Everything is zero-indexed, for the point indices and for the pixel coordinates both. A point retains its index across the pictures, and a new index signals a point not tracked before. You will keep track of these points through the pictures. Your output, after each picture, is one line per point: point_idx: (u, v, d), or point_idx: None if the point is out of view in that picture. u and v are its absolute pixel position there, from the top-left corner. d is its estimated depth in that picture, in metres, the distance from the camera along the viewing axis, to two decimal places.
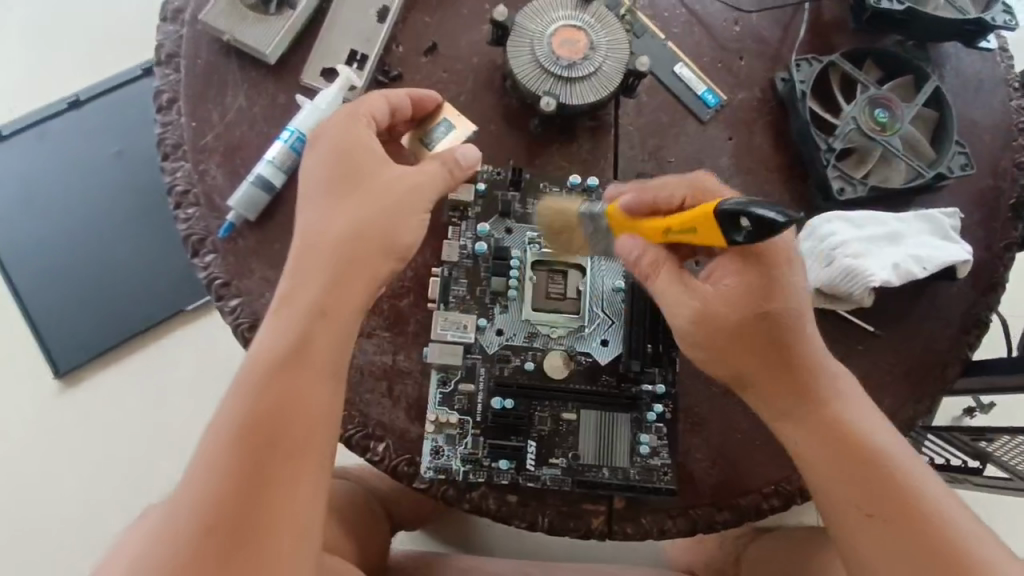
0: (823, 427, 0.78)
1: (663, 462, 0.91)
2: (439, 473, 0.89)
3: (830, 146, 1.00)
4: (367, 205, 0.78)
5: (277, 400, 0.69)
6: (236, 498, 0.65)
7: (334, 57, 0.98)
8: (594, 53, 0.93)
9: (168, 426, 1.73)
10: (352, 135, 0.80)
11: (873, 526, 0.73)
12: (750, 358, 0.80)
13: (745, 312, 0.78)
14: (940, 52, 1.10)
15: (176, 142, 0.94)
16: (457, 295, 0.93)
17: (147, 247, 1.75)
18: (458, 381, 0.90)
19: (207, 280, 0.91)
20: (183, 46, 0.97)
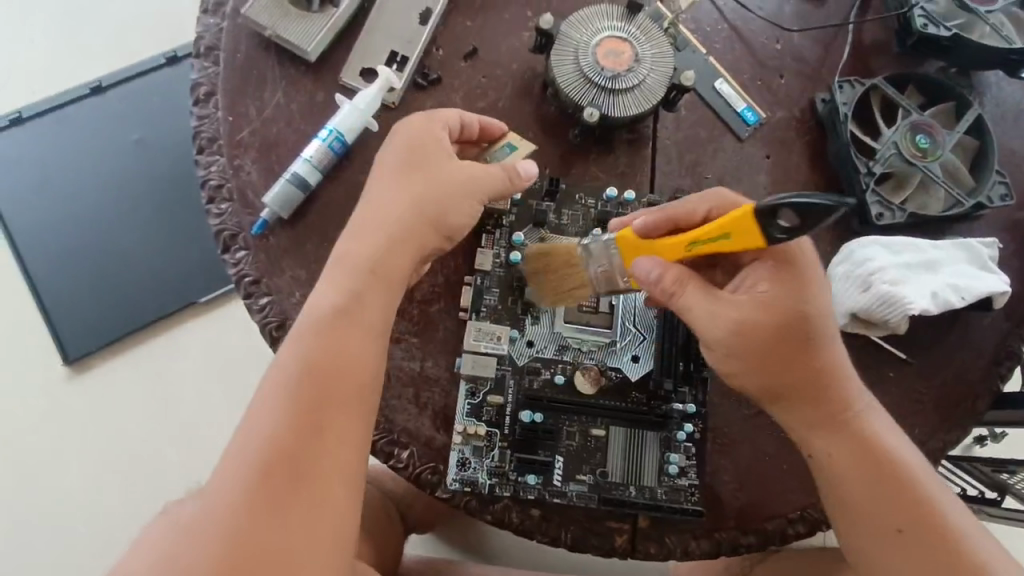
0: (851, 440, 0.78)
1: (690, 482, 0.90)
2: (465, 485, 0.87)
3: (870, 170, 0.99)
4: (428, 183, 0.83)
5: (328, 355, 0.73)
6: (291, 443, 0.68)
7: (375, 58, 0.97)
8: (639, 65, 0.92)
9: (175, 418, 1.71)
10: (427, 128, 0.85)
11: (897, 543, 0.73)
12: (784, 369, 0.77)
13: (787, 318, 0.77)
14: (981, 80, 1.09)
15: (212, 136, 0.93)
16: (488, 304, 0.92)
17: (164, 238, 1.74)
18: (487, 393, 0.89)
19: (237, 277, 0.89)
20: (223, 39, 0.96)
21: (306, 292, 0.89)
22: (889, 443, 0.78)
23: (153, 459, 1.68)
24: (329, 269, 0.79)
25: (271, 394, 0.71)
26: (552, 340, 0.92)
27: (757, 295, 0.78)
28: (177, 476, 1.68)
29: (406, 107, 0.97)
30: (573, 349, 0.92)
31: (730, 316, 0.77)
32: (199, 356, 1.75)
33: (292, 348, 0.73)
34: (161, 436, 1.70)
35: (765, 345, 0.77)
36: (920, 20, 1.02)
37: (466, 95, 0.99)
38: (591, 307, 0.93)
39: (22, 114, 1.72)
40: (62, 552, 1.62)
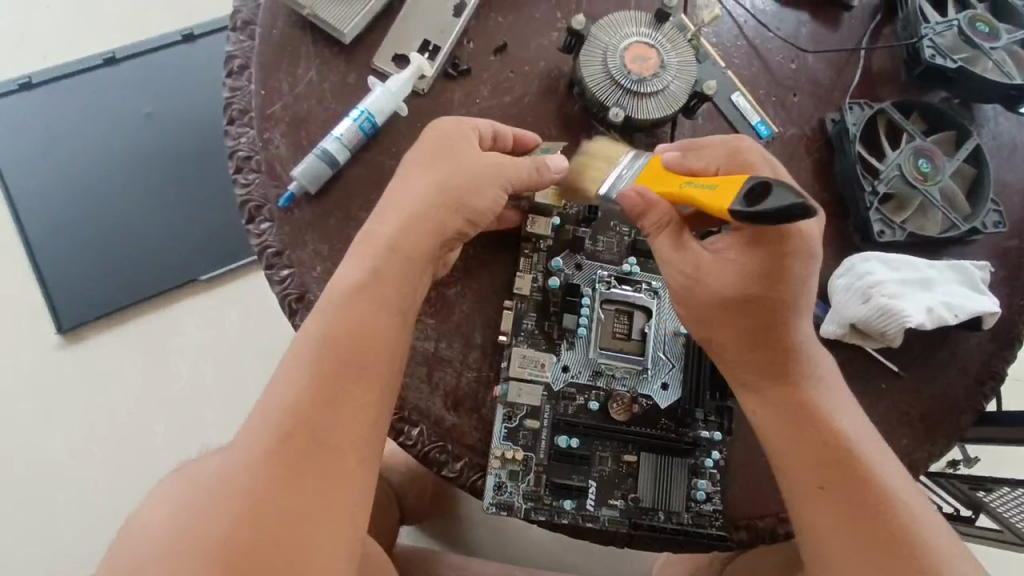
0: (786, 402, 0.82)
1: (714, 508, 0.92)
2: (502, 509, 0.88)
3: (874, 189, 1.03)
4: (453, 172, 0.86)
5: (350, 329, 0.75)
6: (309, 411, 0.69)
7: (408, 45, 0.99)
8: (664, 72, 0.96)
9: (165, 394, 1.69)
10: (451, 128, 0.89)
11: (819, 497, 0.77)
12: (724, 325, 0.83)
13: (740, 280, 0.80)
14: (980, 113, 1.14)
15: (244, 108, 0.94)
16: (526, 329, 0.93)
17: (167, 212, 1.73)
18: (524, 417, 0.90)
19: (260, 248, 0.91)
20: (260, 15, 0.98)
21: (327, 266, 0.91)
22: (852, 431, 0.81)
23: (139, 430, 1.67)
24: (353, 250, 0.82)
25: (293, 365, 0.72)
26: (587, 366, 0.92)
27: (724, 253, 0.82)
28: (162, 450, 1.66)
29: (435, 95, 1.00)
30: (606, 375, 0.93)
31: (692, 266, 0.83)
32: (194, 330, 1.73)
33: (313, 322, 0.76)
34: (150, 409, 1.68)
35: (713, 303, 0.82)
36: (928, 51, 1.07)
37: (494, 88, 1.02)
38: (624, 333, 0.93)
39: (31, 79, 1.71)
40: (39, 520, 1.60)
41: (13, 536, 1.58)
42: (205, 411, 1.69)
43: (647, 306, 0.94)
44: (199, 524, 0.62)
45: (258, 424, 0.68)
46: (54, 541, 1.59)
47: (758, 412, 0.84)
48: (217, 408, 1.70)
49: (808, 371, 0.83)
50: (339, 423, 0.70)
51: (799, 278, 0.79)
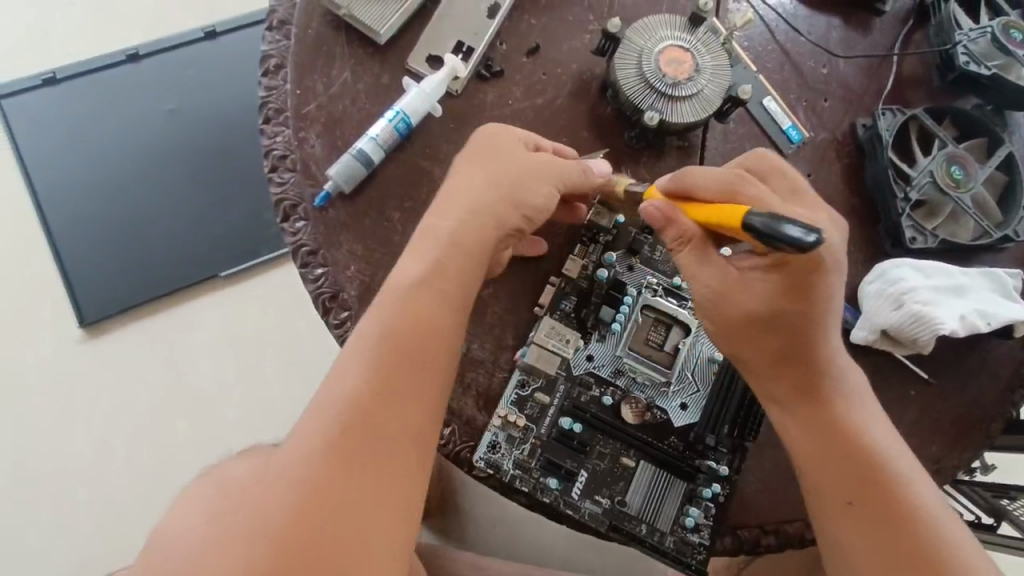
0: (817, 419, 0.81)
1: (700, 540, 0.89)
2: (490, 467, 0.89)
3: (906, 196, 1.03)
4: (504, 168, 0.86)
5: (411, 322, 0.75)
6: (373, 403, 0.69)
7: (442, 46, 1.00)
8: (698, 75, 0.96)
9: (184, 390, 1.70)
10: (499, 132, 0.90)
11: (850, 514, 0.76)
12: (755, 341, 0.82)
13: (762, 298, 0.80)
14: (1013, 120, 1.14)
15: (279, 107, 0.95)
16: (563, 309, 0.94)
17: (190, 208, 1.74)
18: (537, 388, 0.91)
19: (294, 246, 0.91)
20: (296, 15, 0.98)
21: (360, 266, 0.91)
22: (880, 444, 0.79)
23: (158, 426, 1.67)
24: (412, 246, 0.82)
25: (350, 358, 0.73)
26: (610, 362, 0.92)
27: (749, 270, 0.82)
28: (180, 445, 1.67)
29: (469, 96, 1.00)
30: (628, 375, 0.92)
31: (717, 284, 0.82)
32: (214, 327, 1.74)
33: (370, 318, 0.76)
34: (168, 404, 1.69)
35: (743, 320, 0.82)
36: (962, 58, 1.07)
37: (526, 90, 1.03)
38: (656, 341, 0.92)
39: (55, 75, 1.72)
40: (57, 515, 1.61)
41: (32, 528, 1.60)
42: (222, 407, 1.70)
43: (688, 323, 0.93)
44: (258, 512, 0.62)
45: (314, 414, 0.69)
46: (73, 535, 1.60)
47: (786, 428, 0.83)
48: (235, 404, 1.70)
49: (840, 386, 0.82)
50: (400, 417, 0.70)
51: (824, 294, 0.78)
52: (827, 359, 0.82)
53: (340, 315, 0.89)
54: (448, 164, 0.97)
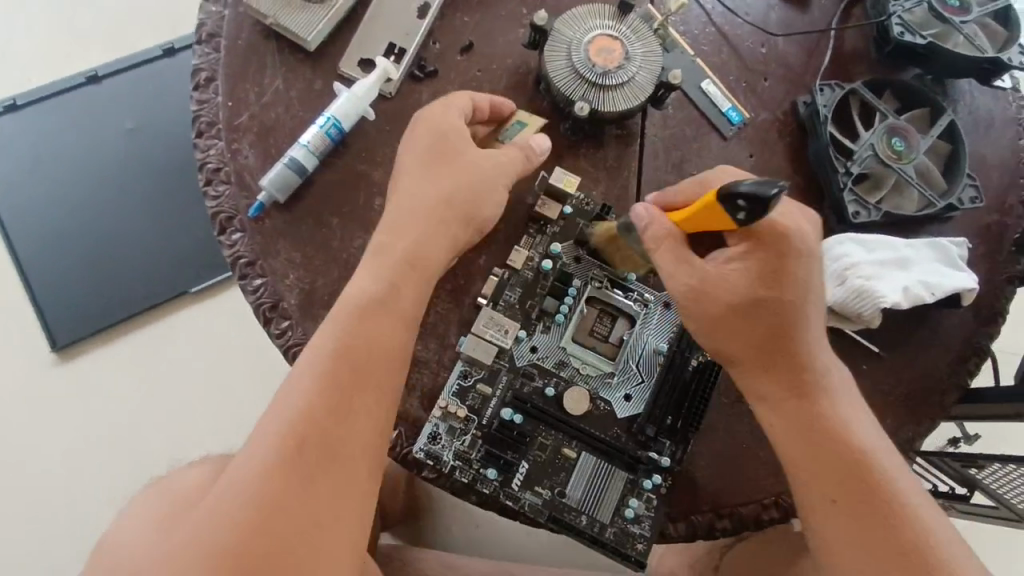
0: (805, 416, 0.81)
1: (642, 531, 0.89)
2: (430, 459, 0.89)
3: (848, 170, 1.03)
4: (456, 178, 0.87)
5: (368, 340, 0.78)
6: (328, 421, 0.73)
7: (374, 49, 1.00)
8: (628, 63, 0.96)
9: (160, 406, 1.70)
10: (446, 121, 0.88)
11: (838, 512, 0.77)
12: (743, 337, 0.82)
13: (744, 292, 0.81)
14: (956, 88, 1.14)
15: (211, 120, 0.95)
16: (507, 300, 0.94)
17: (157, 226, 1.74)
18: (479, 379, 0.91)
19: (232, 258, 0.91)
20: (225, 27, 0.98)
21: (299, 274, 0.91)
22: (864, 437, 0.80)
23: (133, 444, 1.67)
24: (363, 264, 0.85)
25: (303, 371, 0.75)
26: (555, 353, 0.93)
27: (725, 264, 0.82)
28: (157, 461, 1.68)
29: (403, 98, 1.00)
30: (572, 366, 0.93)
31: (691, 280, 0.82)
32: (185, 341, 1.73)
33: (325, 334, 0.78)
34: (143, 421, 1.69)
35: (730, 314, 0.82)
36: (896, 29, 1.06)
37: (462, 87, 1.02)
38: (602, 334, 0.94)
39: (15, 101, 1.72)
40: (38, 538, 1.61)
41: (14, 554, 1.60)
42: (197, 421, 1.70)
43: (631, 314, 0.95)
44: (203, 535, 0.66)
45: (269, 424, 0.72)
46: (56, 557, 1.61)
47: (775, 426, 0.83)
48: (209, 416, 1.71)
49: (826, 382, 0.83)
50: (354, 435, 0.74)
51: (800, 278, 0.81)
52: (811, 352, 0.82)
53: (281, 324, 0.90)
54: (385, 167, 0.97)
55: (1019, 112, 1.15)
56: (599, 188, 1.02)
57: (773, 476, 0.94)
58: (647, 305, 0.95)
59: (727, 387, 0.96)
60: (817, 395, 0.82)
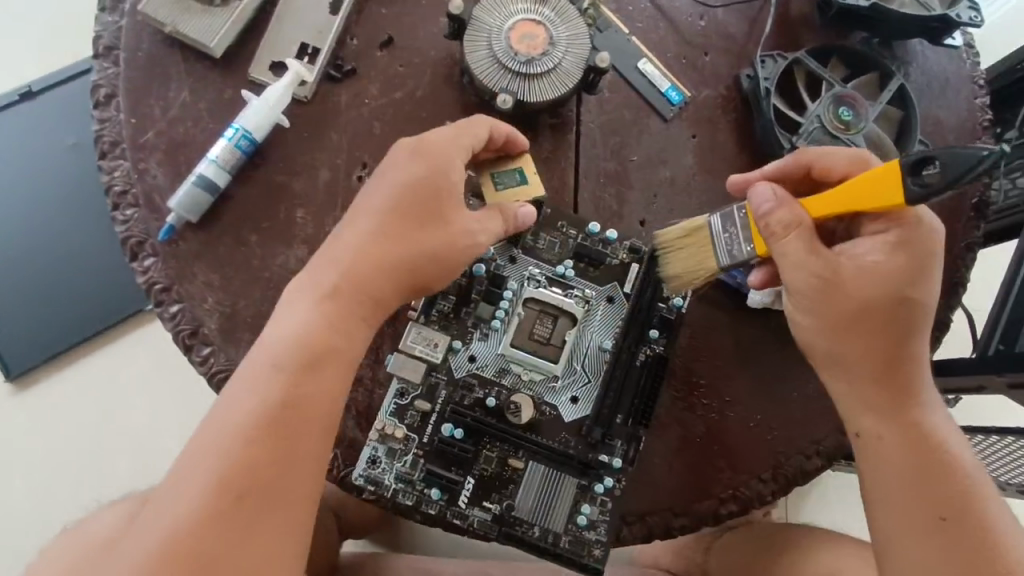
0: (915, 429, 0.77)
1: (597, 537, 0.87)
2: (370, 484, 0.86)
3: (793, 145, 0.98)
4: (414, 216, 0.78)
5: (300, 378, 0.70)
6: (255, 464, 0.66)
7: (285, 51, 0.94)
8: (553, 49, 0.90)
9: (67, 445, 1.42)
10: (442, 148, 0.80)
11: (945, 531, 0.72)
12: (863, 341, 0.77)
13: (886, 292, 0.77)
14: (907, 49, 1.08)
15: (114, 139, 0.90)
16: (441, 310, 0.90)
17: (88, 261, 1.44)
18: (417, 396, 0.87)
19: (146, 285, 0.87)
20: (122, 38, 0.92)
21: (219, 296, 0.87)
22: (965, 457, 0.77)
23: (38, 498, 1.39)
24: (291, 292, 0.76)
25: (227, 410, 0.69)
26: (494, 361, 0.89)
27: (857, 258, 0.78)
28: (66, 512, 1.39)
29: (320, 101, 0.94)
30: (513, 373, 0.89)
31: (816, 271, 0.76)
32: (90, 372, 1.44)
33: (252, 372, 0.70)
34: (46, 463, 1.41)
35: (851, 318, 0.77)
36: None
37: (383, 85, 0.97)
38: (543, 336, 0.89)
39: None
40: None
41: None
42: (111, 466, 1.42)
43: (572, 312, 0.90)
44: None
45: (187, 473, 0.66)
46: None
47: (882, 437, 0.77)
48: (125, 459, 1.42)
49: (931, 396, 0.79)
50: (287, 478, 0.67)
51: (927, 286, 0.78)
52: (922, 365, 0.78)
53: (202, 350, 0.86)
54: (304, 176, 0.92)
55: (974, 69, 1.10)
56: None
57: (730, 468, 0.92)
58: (590, 303, 0.91)
59: (677, 381, 0.93)
60: (924, 409, 0.78)
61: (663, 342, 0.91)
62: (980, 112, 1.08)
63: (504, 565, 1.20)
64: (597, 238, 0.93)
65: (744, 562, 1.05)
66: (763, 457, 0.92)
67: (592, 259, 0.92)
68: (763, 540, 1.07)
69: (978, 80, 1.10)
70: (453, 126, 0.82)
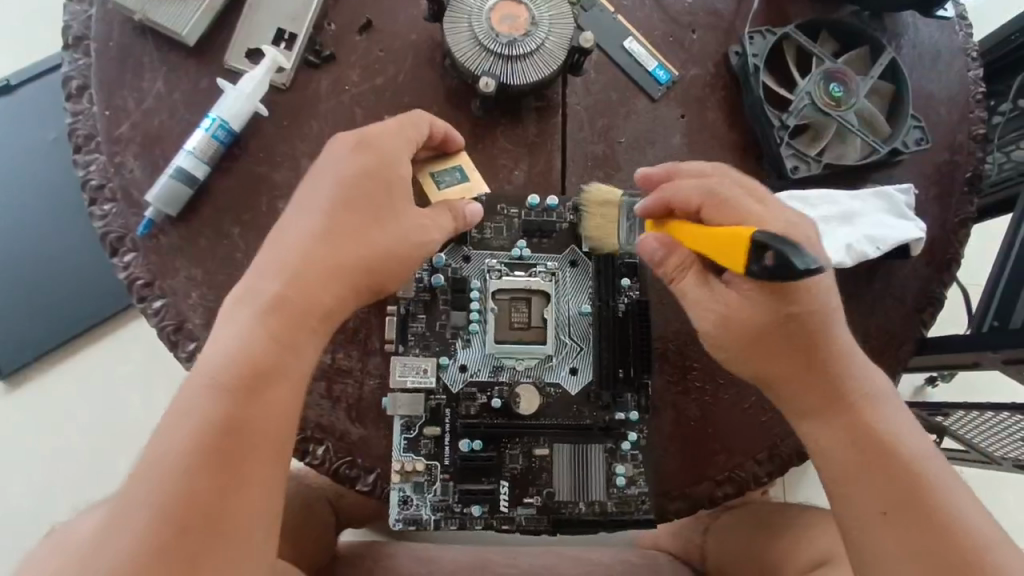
0: (853, 430, 0.74)
1: (640, 491, 0.87)
2: (410, 523, 0.84)
3: (783, 123, 0.96)
4: (366, 213, 0.74)
5: (242, 398, 0.65)
6: (195, 501, 0.61)
7: (261, 38, 0.92)
8: (536, 29, 0.88)
9: (58, 445, 1.41)
10: (390, 143, 0.77)
11: (894, 528, 0.68)
12: (777, 360, 0.76)
13: (774, 312, 0.74)
14: (898, 21, 1.06)
15: (89, 132, 0.88)
16: (415, 332, 0.88)
17: (75, 260, 1.41)
18: (423, 425, 0.86)
19: (128, 281, 0.86)
20: (93, 27, 0.90)
21: (203, 292, 0.86)
22: (910, 447, 0.73)
23: (33, 500, 1.39)
24: (227, 309, 0.69)
25: (159, 446, 0.63)
26: (486, 362, 0.88)
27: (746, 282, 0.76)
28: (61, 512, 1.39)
29: (299, 88, 0.92)
30: (509, 368, 0.88)
31: (712, 308, 0.77)
32: (82, 367, 1.43)
33: (186, 401, 0.65)
34: (38, 464, 1.40)
35: (754, 340, 0.75)
36: None
37: (364, 71, 0.94)
38: (523, 322, 0.88)
39: None
40: None
41: None
42: (109, 459, 1.41)
43: (544, 289, 0.89)
44: None
45: (116, 519, 0.60)
46: None
47: (822, 443, 0.75)
48: (123, 452, 1.42)
49: (867, 392, 0.76)
50: (234, 507, 0.62)
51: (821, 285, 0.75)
52: (848, 361, 0.76)
53: (187, 347, 0.84)
54: (286, 166, 0.90)
55: (967, 41, 1.08)
56: (521, 167, 0.96)
57: (725, 451, 0.91)
58: (554, 274, 0.91)
59: (669, 364, 0.92)
60: (861, 406, 0.75)
61: (637, 287, 0.91)
62: (973, 85, 1.06)
63: (504, 551, 1.20)
64: (541, 209, 0.92)
65: (745, 543, 1.05)
66: (758, 438, 0.92)
67: (542, 229, 0.91)
68: (762, 519, 1.07)
69: (971, 52, 1.07)
70: (399, 118, 0.81)
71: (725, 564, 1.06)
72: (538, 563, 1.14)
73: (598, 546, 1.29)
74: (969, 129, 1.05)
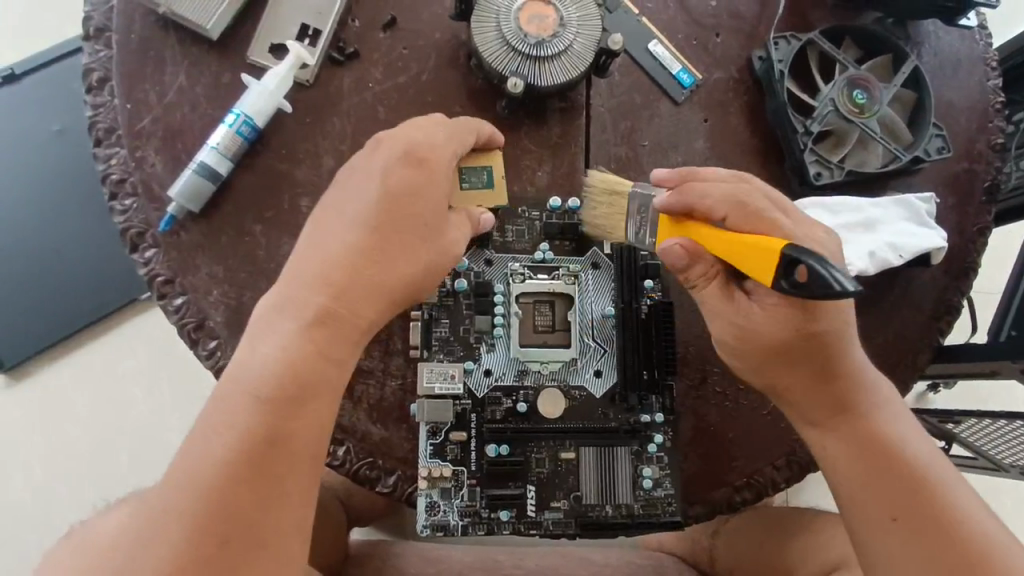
0: (859, 436, 0.74)
1: (666, 493, 0.87)
2: (437, 529, 0.84)
3: (807, 129, 0.96)
4: (409, 225, 0.73)
5: (274, 398, 0.64)
6: (224, 501, 0.61)
7: (284, 33, 0.91)
8: (564, 30, 0.88)
9: (63, 440, 1.39)
10: (435, 150, 0.76)
11: (895, 530, 0.69)
12: (790, 373, 0.75)
13: (797, 326, 0.72)
14: (919, 29, 1.07)
15: (109, 126, 0.87)
16: (439, 337, 0.87)
17: (80, 254, 1.39)
18: (449, 431, 0.85)
19: (148, 277, 0.85)
20: (114, 18, 0.89)
21: (224, 289, 0.85)
22: (910, 446, 0.73)
23: (39, 498, 1.37)
24: (269, 309, 0.69)
25: (194, 451, 0.63)
26: (511, 366, 0.87)
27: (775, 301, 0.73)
28: (67, 509, 1.37)
29: (323, 85, 0.91)
30: (534, 372, 0.87)
31: (734, 320, 0.75)
32: (87, 363, 1.41)
33: (219, 408, 0.64)
34: (44, 460, 1.38)
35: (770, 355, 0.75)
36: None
37: (387, 68, 0.93)
38: (547, 325, 0.88)
39: None
40: None
41: None
42: (117, 456, 1.40)
43: (568, 292, 0.89)
44: None
45: (153, 524, 0.60)
46: None
47: (827, 447, 0.75)
48: (130, 448, 1.40)
49: (872, 396, 0.75)
50: (264, 514, 0.61)
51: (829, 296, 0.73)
52: (853, 367, 0.75)
53: (208, 345, 0.83)
54: (308, 163, 0.89)
55: (986, 50, 1.08)
56: (544, 169, 0.95)
57: (745, 456, 0.91)
58: (577, 276, 0.90)
59: (689, 369, 0.92)
60: (863, 412, 0.75)
61: (659, 289, 0.91)
62: (992, 94, 1.06)
63: (510, 551, 1.19)
64: (562, 212, 0.92)
65: (755, 548, 1.05)
66: (776, 444, 0.92)
67: (564, 233, 0.90)
68: (773, 522, 1.07)
69: (990, 61, 1.08)
70: (440, 125, 0.77)
71: (735, 566, 1.06)
72: (544, 564, 1.14)
73: (608, 547, 1.29)
74: (987, 138, 1.05)
